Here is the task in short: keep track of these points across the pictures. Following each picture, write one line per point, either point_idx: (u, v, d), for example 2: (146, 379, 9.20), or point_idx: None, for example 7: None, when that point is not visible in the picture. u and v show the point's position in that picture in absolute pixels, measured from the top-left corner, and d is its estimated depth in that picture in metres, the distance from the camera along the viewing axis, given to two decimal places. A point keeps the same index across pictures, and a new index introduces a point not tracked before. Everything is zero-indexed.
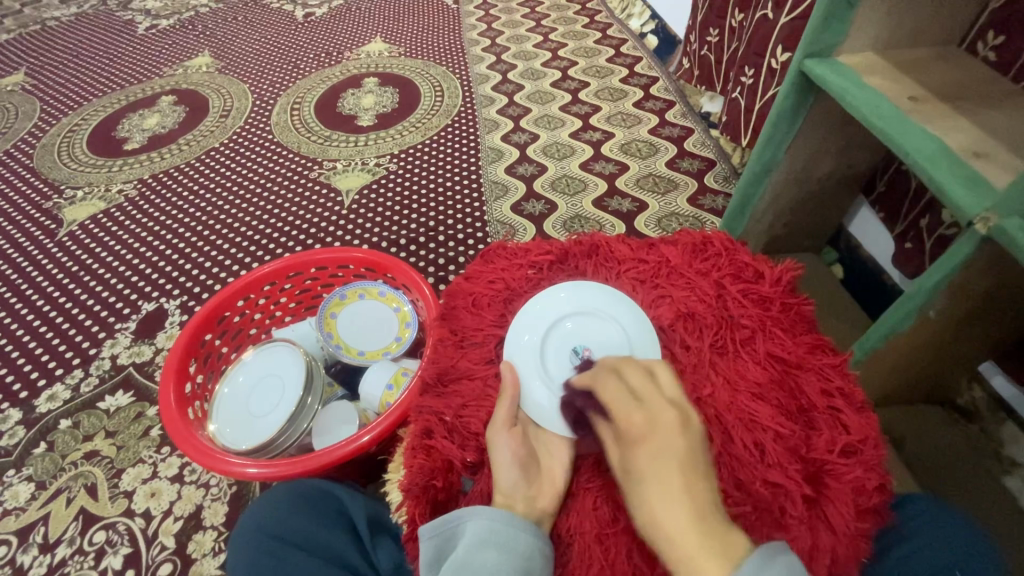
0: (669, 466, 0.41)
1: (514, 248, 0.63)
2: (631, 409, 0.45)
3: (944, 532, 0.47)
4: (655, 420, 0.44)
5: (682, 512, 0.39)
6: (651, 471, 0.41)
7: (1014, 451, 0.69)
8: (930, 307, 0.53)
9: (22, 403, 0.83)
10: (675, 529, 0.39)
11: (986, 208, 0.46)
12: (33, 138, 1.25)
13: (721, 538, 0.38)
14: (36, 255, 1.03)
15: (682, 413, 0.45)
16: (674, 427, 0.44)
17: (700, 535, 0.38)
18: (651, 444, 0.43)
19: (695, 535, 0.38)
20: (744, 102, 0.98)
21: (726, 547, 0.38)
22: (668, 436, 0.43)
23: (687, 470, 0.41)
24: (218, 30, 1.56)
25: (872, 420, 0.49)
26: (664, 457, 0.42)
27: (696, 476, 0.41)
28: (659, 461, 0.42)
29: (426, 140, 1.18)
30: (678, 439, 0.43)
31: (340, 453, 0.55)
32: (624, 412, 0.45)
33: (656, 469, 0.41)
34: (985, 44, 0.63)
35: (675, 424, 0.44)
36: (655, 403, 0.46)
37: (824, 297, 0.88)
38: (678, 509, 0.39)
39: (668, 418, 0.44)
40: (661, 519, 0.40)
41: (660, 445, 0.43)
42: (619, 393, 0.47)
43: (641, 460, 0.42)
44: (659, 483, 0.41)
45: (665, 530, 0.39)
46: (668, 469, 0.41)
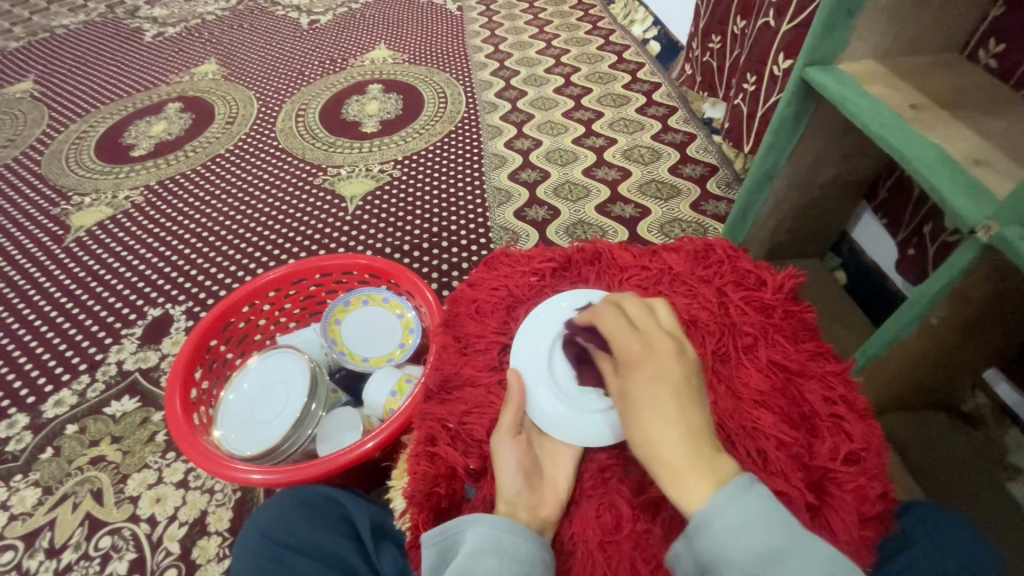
0: (664, 391, 0.44)
1: (517, 256, 0.64)
2: (630, 339, 0.48)
3: (948, 540, 0.47)
4: (653, 349, 0.47)
5: (675, 432, 0.42)
6: (649, 394, 0.44)
7: (1016, 458, 0.70)
8: (932, 315, 0.53)
9: (30, 408, 0.83)
10: (668, 448, 0.42)
11: (987, 217, 0.46)
12: (41, 145, 1.27)
13: (710, 456, 0.42)
14: (44, 261, 1.03)
15: (678, 344, 0.48)
16: (671, 355, 0.47)
17: (690, 453, 0.41)
18: (649, 370, 0.46)
19: (685, 452, 0.41)
20: (746, 109, 0.98)
21: (714, 465, 0.41)
22: (664, 363, 0.46)
23: (681, 394, 0.44)
24: (224, 37, 1.57)
25: (875, 428, 0.49)
26: (661, 383, 0.45)
27: (689, 401, 0.44)
28: (654, 384, 0.45)
29: (429, 147, 1.19)
30: (674, 366, 0.46)
31: (345, 460, 0.56)
32: (625, 342, 0.48)
33: (652, 394, 0.44)
34: (986, 52, 0.63)
35: (671, 353, 0.47)
36: (654, 335, 0.49)
37: (827, 304, 0.88)
38: (671, 430, 0.43)
39: (664, 348, 0.48)
40: (655, 439, 0.43)
41: (657, 371, 0.46)
42: (620, 326, 0.50)
43: (638, 385, 0.45)
44: (653, 402, 0.44)
45: (659, 448, 0.42)
46: (664, 393, 0.44)
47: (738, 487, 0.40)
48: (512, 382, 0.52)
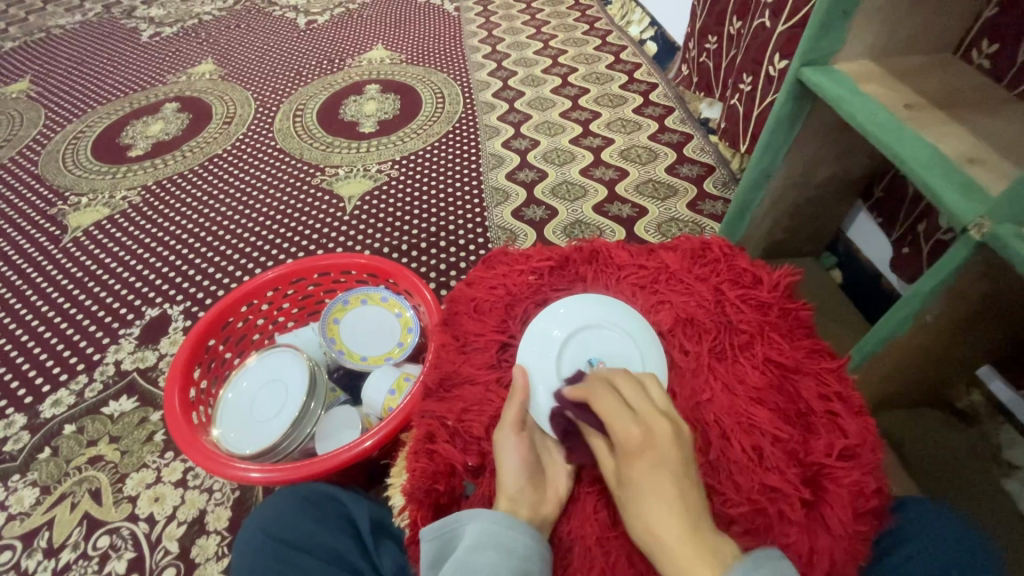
0: (664, 483, 0.43)
1: (515, 254, 0.64)
2: (628, 423, 0.46)
3: (944, 535, 0.48)
4: (651, 435, 0.45)
5: (678, 527, 0.41)
6: (649, 486, 0.43)
7: (1012, 454, 0.70)
8: (927, 312, 0.53)
9: (27, 408, 0.83)
10: (672, 546, 0.41)
11: (980, 214, 0.46)
12: (38, 145, 1.26)
13: (713, 552, 0.41)
14: (41, 261, 1.03)
15: (675, 425, 0.46)
16: (670, 440, 0.45)
17: (695, 550, 0.40)
18: (648, 459, 0.44)
19: (690, 550, 0.40)
20: (743, 109, 0.99)
21: (718, 562, 0.40)
22: (664, 450, 0.44)
23: (681, 485, 0.43)
24: (222, 37, 1.57)
25: (870, 425, 0.49)
26: (660, 472, 0.43)
27: (690, 491, 0.43)
28: (655, 474, 0.43)
29: (427, 147, 1.19)
30: (674, 453, 0.44)
31: (344, 458, 0.56)
32: (622, 427, 0.46)
33: (653, 485, 0.43)
34: (979, 53, 0.64)
35: (670, 438, 0.45)
36: (650, 417, 0.47)
37: (824, 302, 0.88)
38: (674, 525, 0.41)
39: (662, 430, 0.46)
40: (658, 533, 0.41)
41: (656, 459, 0.44)
42: (615, 407, 0.48)
43: (638, 477, 0.43)
44: (654, 494, 0.42)
45: (664, 545, 0.41)
46: (664, 485, 0.43)
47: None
48: (517, 376, 0.53)
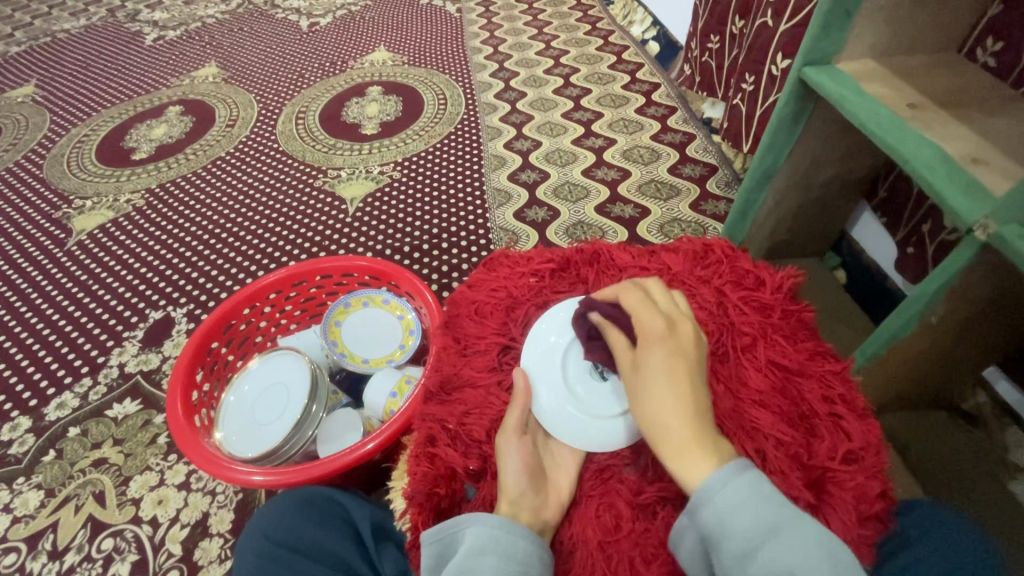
0: (682, 370, 0.46)
1: (516, 257, 0.64)
2: (654, 315, 0.50)
3: (949, 538, 0.47)
4: (676, 332, 0.49)
5: (688, 411, 0.44)
6: (668, 371, 0.46)
7: (1018, 456, 0.69)
8: (932, 313, 0.53)
9: (32, 411, 0.84)
10: (679, 425, 0.44)
11: (985, 215, 0.46)
12: (43, 149, 1.27)
13: (713, 441, 0.44)
14: (46, 264, 1.04)
15: (696, 329, 0.50)
16: (691, 340, 0.49)
17: (698, 432, 0.44)
18: (672, 349, 0.47)
19: (694, 431, 0.44)
20: (745, 109, 0.98)
21: (718, 448, 0.44)
22: (685, 345, 0.48)
23: (697, 376, 0.47)
24: (225, 40, 1.58)
25: (874, 428, 0.49)
26: (679, 362, 0.47)
27: (702, 382, 0.47)
28: (676, 364, 0.47)
29: (429, 148, 1.19)
30: (693, 350, 0.48)
31: (346, 460, 0.56)
32: (650, 319, 0.49)
33: (672, 371, 0.46)
34: (984, 50, 0.64)
35: (691, 337, 0.49)
36: (675, 318, 0.50)
37: (827, 303, 0.88)
38: (684, 408, 0.44)
39: (685, 332, 0.49)
40: (667, 415, 0.44)
41: (679, 352, 0.47)
42: (643, 304, 0.51)
43: (659, 362, 0.47)
44: (673, 381, 0.46)
45: (670, 424, 0.44)
46: (682, 371, 0.46)
47: (736, 469, 0.42)
48: (517, 380, 0.52)
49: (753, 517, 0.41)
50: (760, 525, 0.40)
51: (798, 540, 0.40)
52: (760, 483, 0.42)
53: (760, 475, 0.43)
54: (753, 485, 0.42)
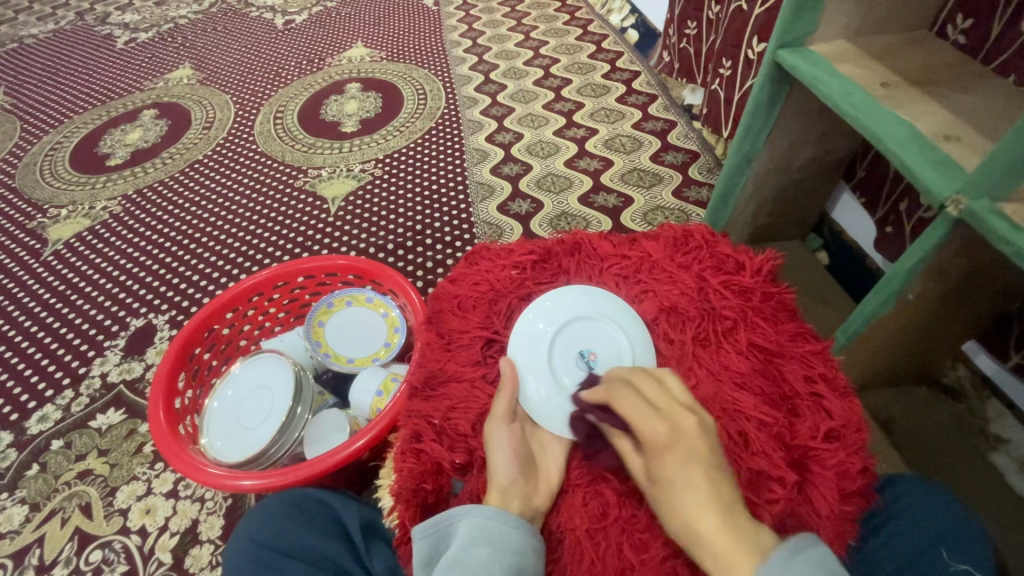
0: (693, 471, 0.42)
1: (498, 249, 0.64)
2: (651, 419, 0.45)
3: (931, 510, 0.48)
4: (677, 428, 0.44)
5: (715, 515, 0.40)
6: (681, 480, 0.41)
7: (999, 427, 0.71)
8: (908, 289, 0.53)
9: (13, 425, 0.82)
10: (710, 533, 0.39)
11: (956, 191, 0.46)
12: (15, 158, 1.24)
13: (753, 539, 0.39)
14: (21, 276, 1.02)
15: (699, 418, 0.45)
16: (695, 431, 0.44)
17: (734, 538, 0.39)
18: (678, 453, 0.43)
19: (729, 538, 0.39)
20: (723, 94, 0.98)
21: (758, 546, 0.38)
22: (691, 442, 0.43)
23: (712, 474, 0.42)
24: (198, 41, 1.55)
25: (855, 406, 0.50)
26: (691, 464, 0.42)
27: (721, 479, 0.42)
28: (686, 467, 0.42)
29: (409, 144, 1.18)
30: (700, 444, 0.43)
31: (332, 461, 0.56)
32: (647, 424, 0.45)
33: (683, 476, 0.42)
34: (955, 27, 0.64)
35: (693, 427, 0.44)
36: (674, 410, 0.46)
37: (811, 283, 0.89)
38: (709, 512, 0.40)
39: (688, 426, 0.44)
40: (694, 521, 0.40)
41: (686, 452, 0.43)
42: (637, 404, 0.46)
43: (669, 470, 0.42)
44: (688, 489, 0.41)
45: (700, 534, 0.39)
46: (697, 475, 0.41)
47: (777, 564, 0.36)
48: (505, 368, 0.53)
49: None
50: None
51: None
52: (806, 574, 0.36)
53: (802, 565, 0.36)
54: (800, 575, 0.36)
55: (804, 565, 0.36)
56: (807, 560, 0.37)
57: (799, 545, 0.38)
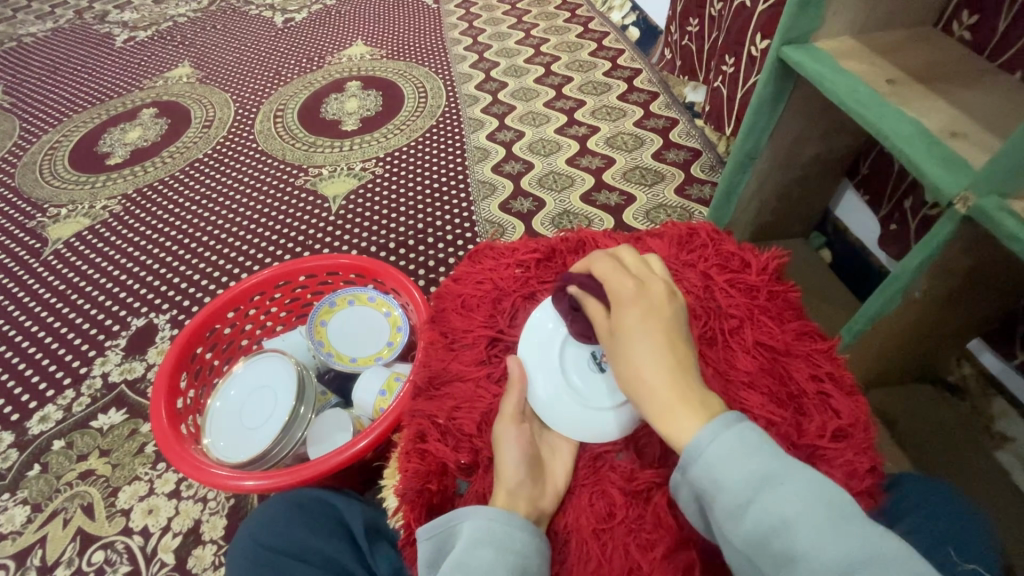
0: (658, 329, 0.44)
1: (501, 248, 0.64)
2: (624, 280, 0.49)
3: (937, 509, 0.48)
4: (646, 289, 0.48)
5: (666, 366, 0.42)
6: (640, 330, 0.44)
7: (1003, 425, 0.71)
8: (916, 288, 0.53)
9: (14, 426, 0.82)
10: (658, 382, 0.42)
11: (964, 187, 0.46)
12: (14, 157, 1.24)
13: (701, 396, 0.41)
14: (21, 275, 1.02)
15: (669, 287, 0.49)
16: (664, 295, 0.47)
17: (682, 390, 0.41)
18: (641, 307, 0.46)
19: (676, 388, 0.41)
20: (726, 92, 0.98)
21: (705, 404, 0.41)
22: (657, 301, 0.47)
23: (671, 330, 0.45)
24: (197, 39, 1.55)
25: (862, 404, 0.50)
26: (651, 319, 0.45)
27: (681, 337, 0.45)
28: (647, 319, 0.45)
29: (410, 143, 1.18)
30: (665, 306, 0.47)
31: (337, 461, 0.55)
32: (619, 283, 0.48)
33: (642, 325, 0.45)
34: (960, 24, 0.63)
35: (662, 293, 0.48)
36: (647, 277, 0.49)
37: (814, 281, 0.88)
38: (665, 363, 0.43)
39: (656, 289, 0.48)
40: (644, 370, 0.43)
41: (648, 308, 0.46)
42: (613, 270, 0.50)
43: (629, 320, 0.45)
44: (646, 337, 0.44)
45: (648, 382, 0.42)
46: (655, 328, 0.44)
47: (725, 421, 0.39)
48: (512, 367, 0.52)
49: (741, 470, 0.37)
50: (750, 477, 0.37)
51: (794, 494, 0.35)
52: (752, 433, 0.39)
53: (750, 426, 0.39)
54: (744, 433, 0.39)
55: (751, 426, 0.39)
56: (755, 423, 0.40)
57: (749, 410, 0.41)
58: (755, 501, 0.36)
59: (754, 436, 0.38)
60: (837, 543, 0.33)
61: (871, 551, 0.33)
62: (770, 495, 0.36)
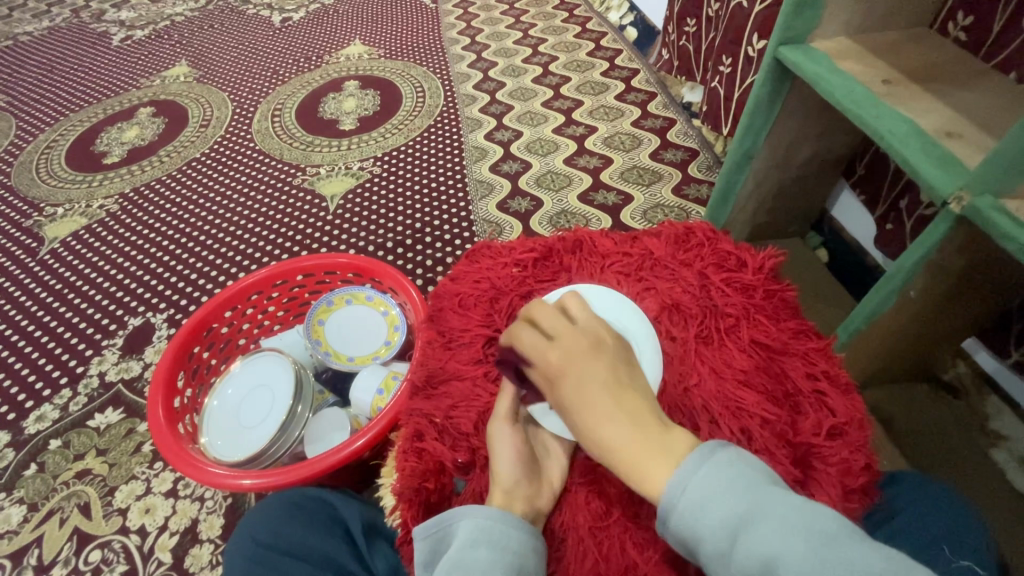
0: (598, 391, 0.43)
1: (499, 247, 0.64)
2: (545, 350, 0.47)
3: (932, 508, 0.48)
4: (569, 353, 0.46)
5: (617, 429, 0.41)
6: (580, 403, 0.43)
7: (998, 424, 0.71)
8: (911, 287, 0.53)
9: (11, 425, 0.82)
10: (617, 450, 0.41)
11: (959, 187, 0.46)
12: (10, 156, 1.24)
13: (660, 444, 0.41)
14: (18, 274, 1.01)
15: (592, 340, 0.47)
16: (589, 353, 0.46)
17: (643, 447, 0.40)
18: (572, 378, 0.44)
19: (635, 448, 0.41)
20: (723, 92, 0.98)
21: (666, 451, 0.40)
22: (585, 364, 0.45)
23: (610, 390, 0.44)
24: (195, 38, 1.55)
25: (857, 402, 0.50)
26: (585, 387, 0.44)
27: (622, 392, 0.44)
28: (582, 391, 0.44)
29: (408, 142, 1.18)
30: (595, 365, 0.45)
31: (334, 460, 0.55)
32: (542, 356, 0.47)
33: (579, 398, 0.43)
34: (955, 25, 0.63)
35: (587, 352, 0.46)
36: (568, 337, 0.47)
37: (810, 281, 0.89)
38: (616, 427, 0.42)
39: (580, 349, 0.46)
40: (601, 441, 0.42)
41: (579, 375, 0.44)
42: (534, 339, 0.48)
43: (568, 397, 0.44)
44: (588, 410, 0.43)
45: (609, 452, 0.41)
46: (594, 395, 0.43)
47: (691, 464, 0.39)
48: (508, 368, 0.53)
49: (721, 509, 0.36)
50: (726, 519, 0.36)
51: (776, 525, 0.35)
52: (723, 472, 0.38)
53: (720, 464, 0.38)
54: (715, 475, 0.38)
55: (721, 464, 0.38)
56: (724, 459, 0.39)
57: (716, 445, 0.40)
58: (737, 543, 0.35)
59: (725, 476, 0.38)
60: (827, 572, 0.32)
61: (862, 572, 0.32)
62: (750, 534, 0.35)
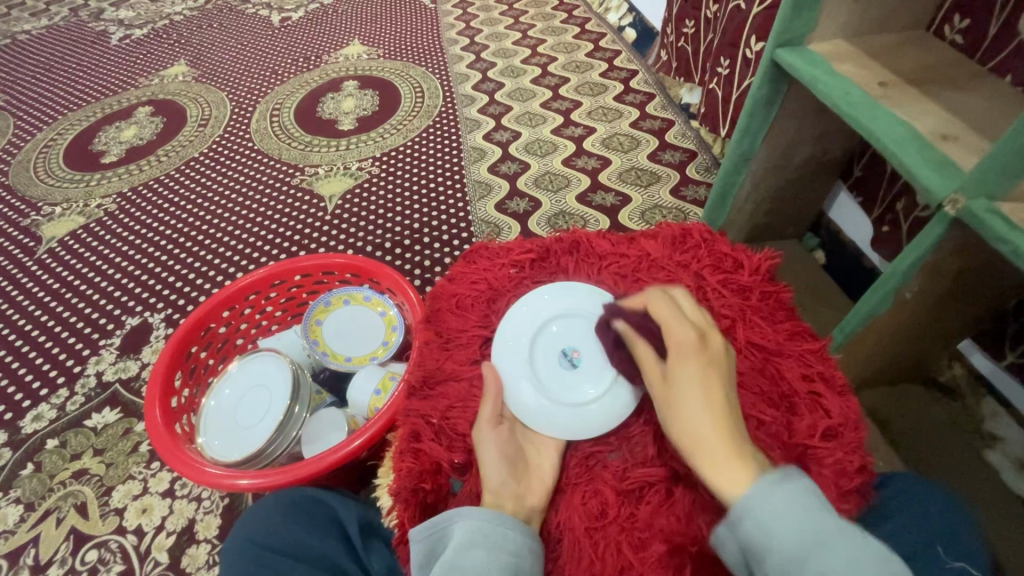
0: (720, 382, 0.43)
1: (496, 248, 0.64)
2: (683, 325, 0.47)
3: (927, 509, 0.48)
4: (707, 340, 0.46)
5: (721, 421, 0.41)
6: (700, 383, 0.43)
7: (993, 425, 0.71)
8: (906, 289, 0.54)
9: (7, 424, 0.82)
10: (713, 436, 0.40)
11: (955, 190, 0.46)
12: (8, 155, 1.24)
13: (752, 456, 0.40)
14: (15, 274, 1.01)
15: (723, 344, 0.48)
16: (721, 351, 0.46)
17: (737, 448, 0.40)
18: (702, 360, 0.44)
19: (729, 443, 0.40)
20: (721, 93, 0.98)
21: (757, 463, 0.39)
22: (716, 357, 0.45)
23: (728, 390, 0.44)
24: (194, 38, 1.54)
25: (852, 403, 0.50)
26: (710, 374, 0.44)
27: (733, 399, 0.44)
28: (708, 373, 0.44)
29: (407, 142, 1.18)
30: (722, 363, 0.45)
31: (331, 460, 0.55)
32: (680, 328, 0.47)
33: (702, 379, 0.43)
34: (952, 28, 0.64)
35: (721, 349, 0.46)
36: (705, 329, 0.48)
37: (807, 282, 0.89)
38: (722, 419, 0.41)
39: (715, 344, 0.47)
40: (698, 423, 0.41)
41: (709, 363, 0.45)
42: (672, 314, 0.48)
43: (690, 370, 0.44)
44: (705, 392, 0.43)
45: (702, 435, 0.41)
46: (715, 384, 0.43)
47: (779, 478, 0.38)
48: (484, 374, 0.53)
49: (795, 532, 0.35)
50: (803, 540, 0.34)
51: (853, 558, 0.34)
52: (800, 495, 0.37)
53: (799, 488, 0.37)
54: (792, 495, 0.36)
55: (799, 489, 0.37)
56: (801, 484, 0.37)
57: (794, 470, 0.39)
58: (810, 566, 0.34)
59: (804, 499, 0.36)
60: None
61: None
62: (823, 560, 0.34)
